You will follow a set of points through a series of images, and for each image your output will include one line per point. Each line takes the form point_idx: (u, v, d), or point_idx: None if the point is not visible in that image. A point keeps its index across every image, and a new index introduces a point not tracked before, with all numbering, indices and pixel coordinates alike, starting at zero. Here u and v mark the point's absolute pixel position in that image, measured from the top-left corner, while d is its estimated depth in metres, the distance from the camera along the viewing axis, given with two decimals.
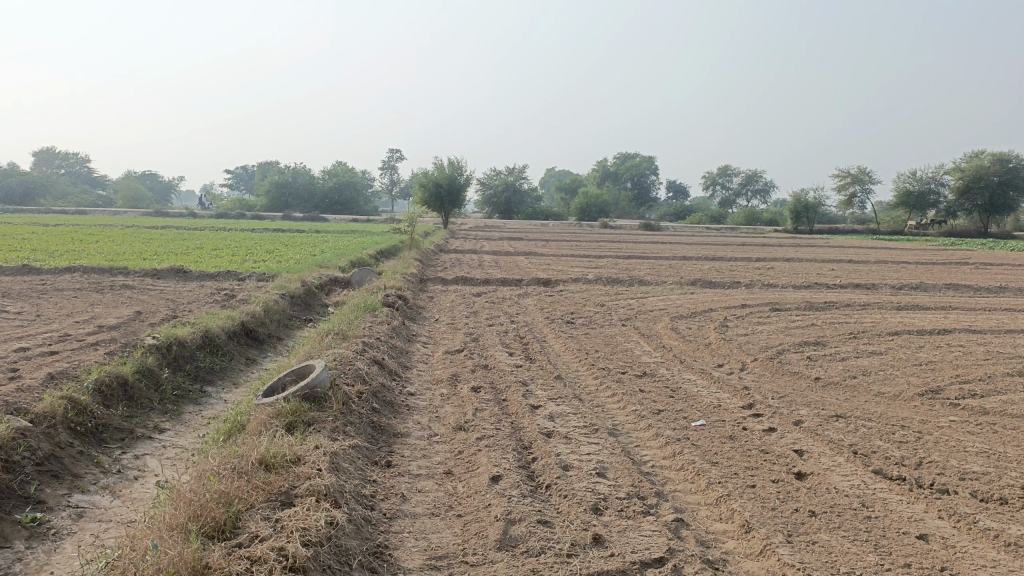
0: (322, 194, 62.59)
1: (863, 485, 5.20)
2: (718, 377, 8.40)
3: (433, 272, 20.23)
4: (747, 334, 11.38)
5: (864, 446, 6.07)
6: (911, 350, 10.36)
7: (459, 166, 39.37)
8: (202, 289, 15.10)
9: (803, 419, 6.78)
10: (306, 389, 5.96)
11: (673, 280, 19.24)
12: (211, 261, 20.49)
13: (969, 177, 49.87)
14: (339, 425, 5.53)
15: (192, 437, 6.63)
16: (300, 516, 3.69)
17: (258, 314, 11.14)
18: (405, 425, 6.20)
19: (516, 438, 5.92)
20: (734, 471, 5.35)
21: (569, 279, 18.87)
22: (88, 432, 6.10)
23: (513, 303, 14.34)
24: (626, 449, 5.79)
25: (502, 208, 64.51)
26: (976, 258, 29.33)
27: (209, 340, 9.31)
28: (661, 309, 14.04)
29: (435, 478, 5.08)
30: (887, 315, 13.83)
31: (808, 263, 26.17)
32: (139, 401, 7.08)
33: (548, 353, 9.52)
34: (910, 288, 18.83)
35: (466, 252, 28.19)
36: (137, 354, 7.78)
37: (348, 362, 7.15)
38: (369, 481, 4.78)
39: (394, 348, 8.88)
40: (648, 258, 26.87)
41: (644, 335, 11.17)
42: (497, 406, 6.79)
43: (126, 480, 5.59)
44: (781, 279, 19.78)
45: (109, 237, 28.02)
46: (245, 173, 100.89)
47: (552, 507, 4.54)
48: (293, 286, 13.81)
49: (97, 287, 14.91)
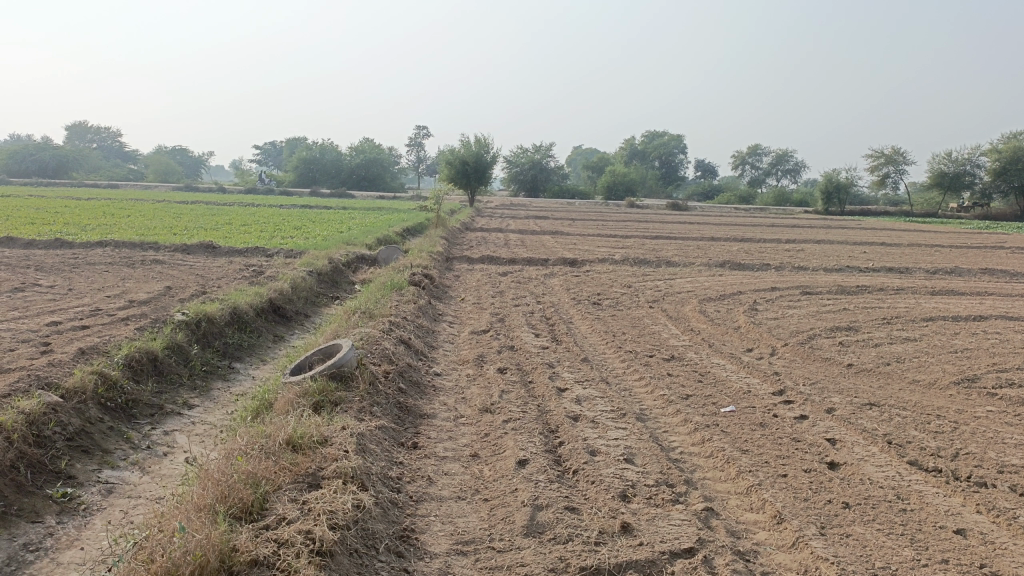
0: (349, 171, 62.72)
1: (898, 477, 5.09)
2: (747, 362, 8.28)
3: (459, 250, 20.20)
4: (777, 317, 11.21)
5: (899, 435, 5.94)
6: (946, 337, 10.14)
7: (486, 143, 39.16)
8: (231, 265, 15.20)
9: (835, 407, 6.65)
10: (333, 369, 5.95)
11: (701, 262, 19.04)
12: (239, 237, 20.61)
13: (1006, 158, 48.69)
14: (365, 406, 5.51)
15: (220, 414, 6.67)
16: (327, 499, 3.67)
17: (286, 291, 11.17)
18: (431, 406, 6.17)
19: (542, 421, 5.87)
20: (765, 459, 5.26)
21: (596, 259, 18.73)
22: (118, 408, 6.15)
23: (539, 283, 14.25)
24: (654, 435, 5.71)
25: (528, 186, 64.26)
26: (1012, 242, 28.68)
27: (237, 316, 9.36)
28: (689, 291, 13.89)
29: (461, 460, 5.06)
30: (920, 300, 13.56)
31: (839, 245, 25.76)
32: (168, 377, 7.13)
33: (575, 334, 9.44)
34: (944, 272, 18.45)
35: (493, 231, 28.11)
36: (166, 329, 7.83)
37: (375, 342, 7.13)
38: (395, 463, 4.76)
39: (420, 328, 8.85)
40: (676, 238, 26.57)
41: (672, 318, 11.05)
42: (524, 389, 6.75)
43: (155, 456, 5.64)
44: (811, 262, 19.47)
45: (140, 211, 28.38)
46: (273, 149, 101.39)
47: (579, 494, 4.49)
48: (320, 263, 13.84)
49: (128, 262, 15.07)
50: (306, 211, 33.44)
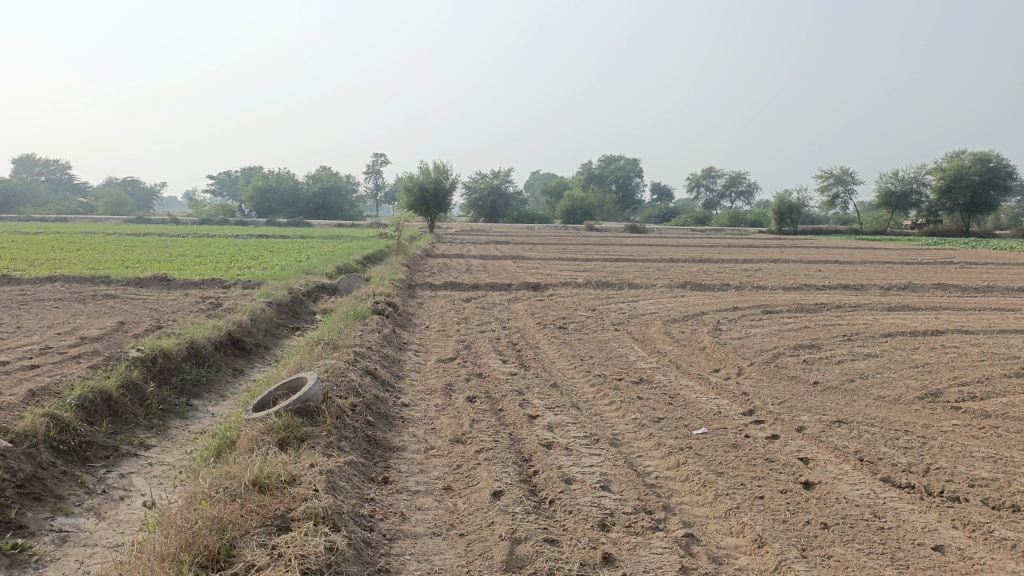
0: (306, 200, 62.19)
1: (873, 494, 5.09)
2: (716, 383, 8.28)
3: (421, 277, 20.05)
4: (741, 337, 11.27)
5: (870, 452, 5.96)
6: (906, 352, 10.30)
7: (444, 170, 39.16)
8: (187, 298, 14.85)
9: (805, 425, 6.66)
10: (298, 403, 5.78)
11: (663, 283, 19.17)
12: (194, 269, 20.18)
13: (950, 176, 50.26)
14: (333, 441, 5.35)
15: (180, 454, 6.43)
16: (298, 542, 3.52)
17: (245, 324, 10.92)
18: (401, 438, 6.03)
19: (515, 450, 5.76)
20: (741, 481, 5.21)
21: (559, 283, 18.74)
22: (72, 450, 5.89)
23: (503, 309, 14.17)
24: (629, 460, 5.64)
25: (487, 211, 64.38)
26: (960, 258, 29.46)
27: (195, 351, 9.09)
28: (653, 312, 13.94)
29: (434, 494, 4.92)
30: (878, 316, 13.79)
31: (796, 264, 26.21)
32: (124, 417, 6.87)
33: (542, 359, 9.37)
34: (899, 288, 18.84)
35: (454, 257, 28.01)
36: (121, 367, 7.56)
37: (340, 373, 6.97)
38: (366, 500, 4.61)
39: (385, 358, 8.69)
40: (636, 261, 26.76)
41: (638, 340, 11.05)
42: (495, 417, 6.64)
43: (112, 501, 5.40)
44: (769, 281, 19.73)
45: (91, 245, 27.69)
46: (227, 179, 100.13)
47: (558, 524, 4.39)
48: (280, 294, 13.58)
49: (78, 297, 14.62)
50: (262, 241, 32.98)
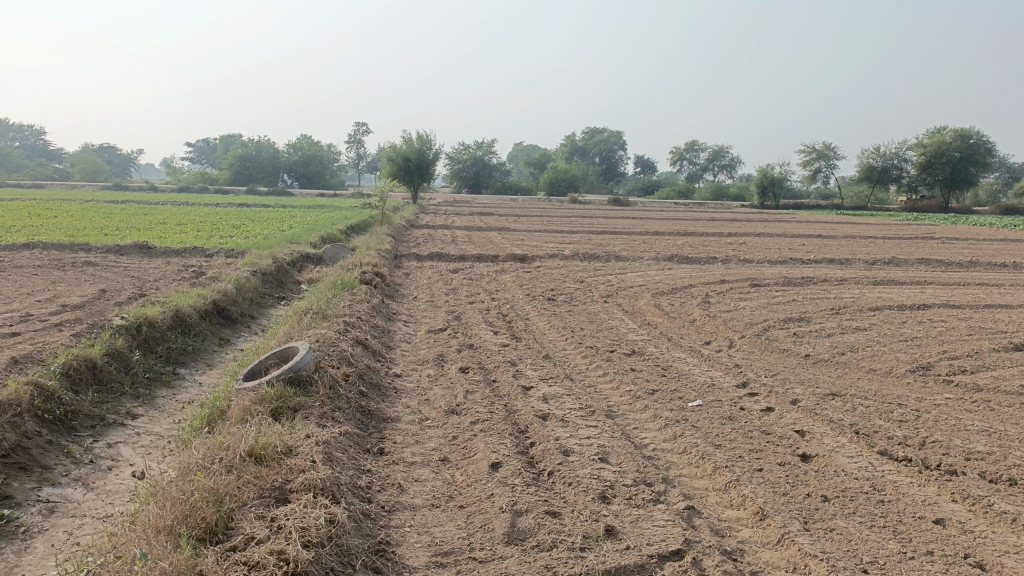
0: (287, 168, 61.53)
1: (870, 467, 5.09)
2: (708, 355, 8.25)
3: (406, 248, 19.86)
4: (730, 310, 11.24)
5: (865, 425, 5.95)
6: (894, 326, 10.33)
7: (428, 140, 38.75)
8: (169, 266, 14.60)
9: (799, 398, 6.64)
10: (290, 373, 5.67)
11: (650, 256, 19.11)
12: (175, 237, 19.85)
13: (931, 152, 50.45)
14: (327, 411, 5.25)
15: (167, 424, 6.32)
16: (297, 514, 3.43)
17: (230, 293, 10.73)
18: (394, 409, 5.94)
19: (511, 421, 5.69)
20: (739, 454, 5.17)
21: (546, 255, 18.63)
22: (56, 420, 5.75)
23: (491, 280, 14.07)
24: (626, 432, 5.60)
25: (470, 182, 63.88)
26: (941, 233, 29.61)
27: (180, 319, 8.92)
28: (641, 285, 13.88)
29: (431, 465, 4.85)
30: (865, 290, 13.81)
31: (780, 238, 26.24)
32: (109, 385, 6.72)
33: (533, 331, 9.29)
34: (883, 263, 18.90)
35: (438, 228, 27.79)
36: (106, 335, 7.39)
37: (332, 343, 6.85)
38: (362, 471, 4.52)
39: (375, 328, 8.58)
40: (622, 234, 26.67)
41: (628, 312, 11.00)
42: (488, 388, 6.56)
43: (100, 471, 5.28)
44: (756, 255, 19.74)
45: (67, 211, 27.23)
46: (206, 146, 98.71)
47: (558, 497, 4.33)
48: (264, 263, 13.38)
49: (58, 264, 14.33)
50: (243, 210, 32.50)
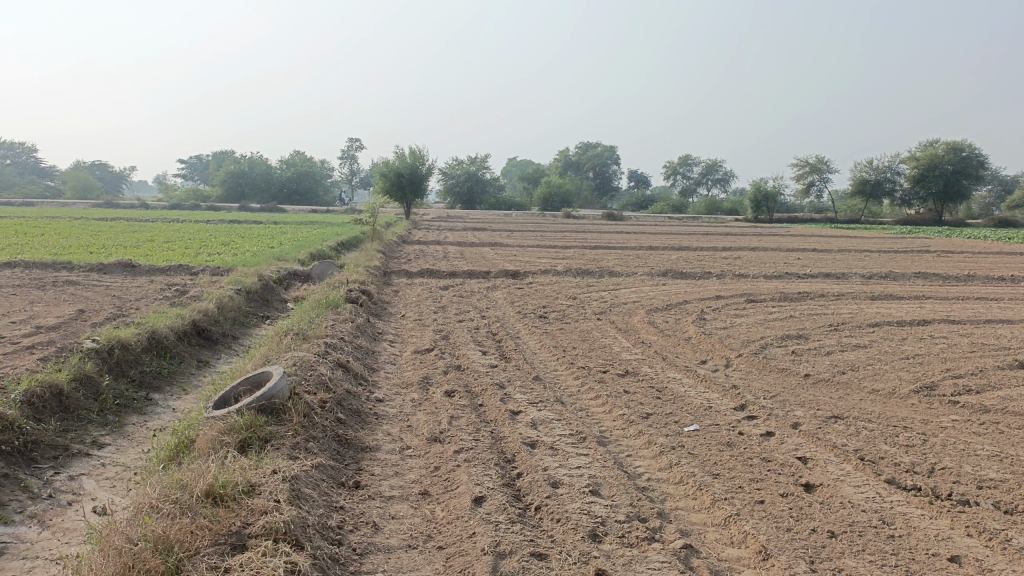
0: (280, 184, 61.31)
1: (878, 498, 4.79)
2: (704, 376, 7.95)
3: (396, 264, 19.59)
4: (726, 327, 10.94)
5: (871, 451, 5.65)
6: (894, 343, 10.05)
7: (421, 155, 38.54)
8: (152, 285, 14.27)
9: (801, 421, 6.33)
10: (262, 401, 5.36)
11: (644, 271, 18.84)
12: (161, 255, 19.53)
13: (924, 165, 50.50)
14: (300, 442, 4.94)
15: (135, 454, 5.97)
16: (254, 565, 3.12)
17: (211, 312, 10.41)
18: (374, 437, 5.62)
19: (497, 450, 5.38)
20: (738, 484, 4.86)
21: (538, 270, 18.36)
22: (15, 451, 5.41)
23: (482, 297, 13.76)
24: (618, 460, 5.29)
25: (463, 198, 63.72)
26: (935, 246, 29.43)
27: (156, 341, 8.60)
28: (635, 301, 13.59)
29: (410, 500, 4.53)
30: (863, 306, 13.55)
31: (775, 252, 26.04)
32: (76, 413, 6.39)
33: (523, 351, 8.99)
34: (880, 277, 18.65)
35: (431, 244, 27.50)
36: (74, 359, 7.05)
37: (310, 367, 6.53)
38: (335, 509, 4.20)
39: (359, 349, 8.26)
40: (615, 249, 26.42)
41: (622, 330, 10.70)
42: (475, 413, 6.25)
43: (58, 507, 4.94)
44: (751, 269, 19.49)
45: (54, 229, 26.88)
46: (199, 161, 98.52)
47: (545, 536, 4.02)
48: (249, 281, 13.06)
49: (38, 284, 13.99)
50: (234, 227, 32.12)
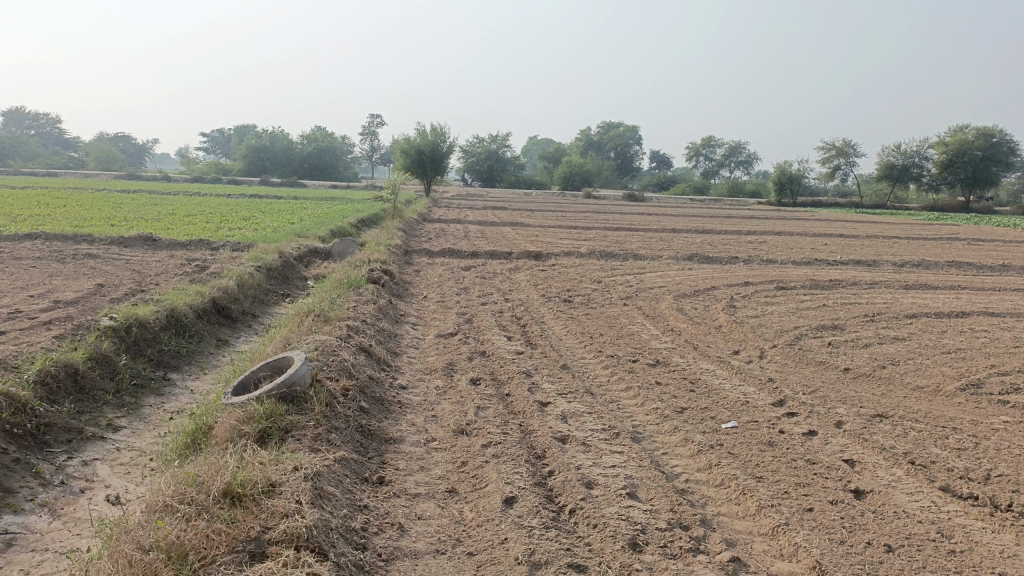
0: (300, 160, 61.08)
1: (933, 507, 4.49)
2: (738, 367, 7.63)
3: (417, 243, 19.33)
4: (758, 315, 10.60)
5: (921, 454, 5.34)
6: (934, 336, 9.66)
7: (442, 132, 38.14)
8: (172, 259, 14.14)
9: (844, 420, 6.02)
10: (283, 389, 5.13)
11: (669, 254, 18.45)
12: (182, 228, 19.42)
13: (953, 151, 49.34)
14: (322, 433, 4.73)
15: (151, 438, 5.79)
16: None
17: (231, 289, 10.21)
18: (397, 428, 5.39)
19: (527, 445, 5.12)
20: (784, 489, 4.58)
21: (562, 252, 18.02)
22: (27, 434, 5.22)
23: (504, 279, 13.48)
24: (654, 459, 5.02)
25: (483, 176, 63.32)
26: (965, 234, 28.64)
27: (175, 320, 8.41)
28: (662, 286, 13.26)
29: (437, 498, 4.29)
30: (898, 295, 13.11)
31: (801, 237, 25.52)
32: (91, 394, 6.21)
33: (549, 337, 8.72)
34: (912, 265, 18.17)
35: (451, 222, 27.19)
36: (90, 338, 6.87)
37: (332, 352, 6.29)
38: (358, 508, 3.97)
39: (381, 332, 8.01)
40: (637, 231, 25.99)
41: (650, 316, 10.40)
42: (502, 404, 5.99)
43: (70, 495, 4.76)
44: (778, 254, 19.05)
45: (77, 201, 26.86)
46: (220, 134, 98.64)
47: (583, 544, 3.76)
48: (269, 258, 12.86)
49: (58, 256, 13.87)
50: (255, 201, 31.94)
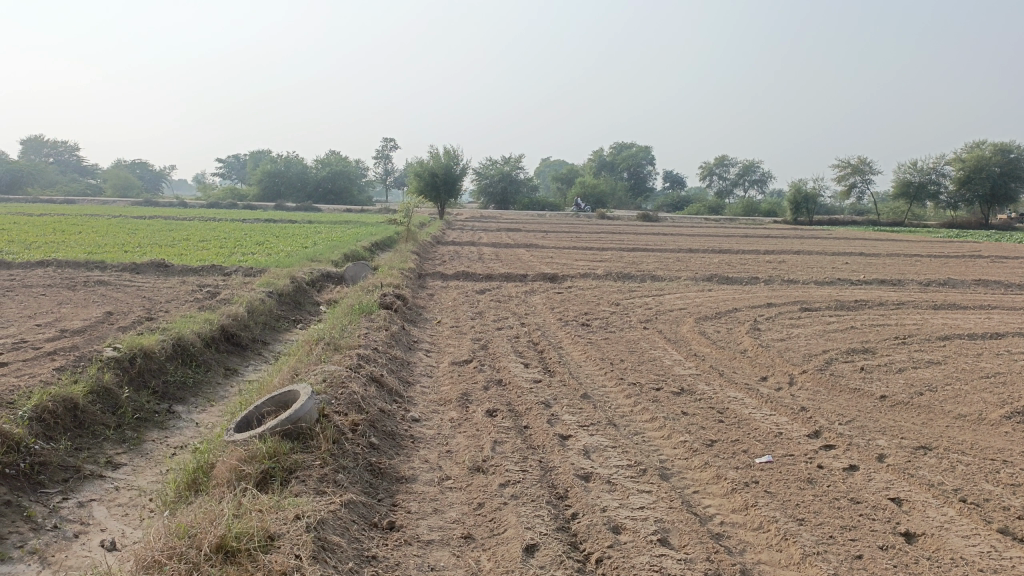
0: (315, 183, 61.23)
1: (994, 553, 4.11)
2: (768, 395, 7.25)
3: (431, 266, 19.10)
4: (784, 339, 10.22)
5: (973, 491, 4.95)
6: (971, 360, 9.23)
7: (456, 155, 38.09)
8: (183, 286, 13.95)
9: (886, 453, 5.63)
10: (287, 425, 4.85)
11: (688, 275, 18.08)
12: (195, 254, 19.27)
13: (970, 167, 48.71)
14: (329, 473, 4.43)
15: (151, 476, 5.49)
16: None
17: (241, 316, 9.96)
18: (410, 465, 5.07)
19: (547, 484, 4.79)
20: (828, 534, 4.21)
21: (578, 274, 17.71)
22: (20, 474, 4.93)
23: (519, 302, 13.18)
24: (685, 499, 4.67)
25: (497, 198, 63.27)
26: (988, 251, 28.05)
27: (181, 349, 8.15)
28: (681, 308, 12.91)
29: (452, 546, 3.95)
30: (927, 316, 12.67)
31: (821, 256, 25.08)
32: (91, 429, 5.94)
33: (568, 364, 8.38)
34: (938, 284, 17.71)
35: (465, 245, 26.98)
36: (92, 369, 6.61)
37: (341, 384, 5.99)
38: (366, 559, 3.65)
39: (393, 361, 7.72)
40: (654, 251, 25.64)
41: (671, 340, 10.04)
42: (521, 438, 5.65)
43: (63, 540, 4.46)
44: (799, 275, 18.63)
45: (93, 227, 26.88)
46: (237, 160, 99.53)
47: None
48: (281, 283, 12.62)
49: (68, 284, 13.71)
50: (270, 226, 31.79)
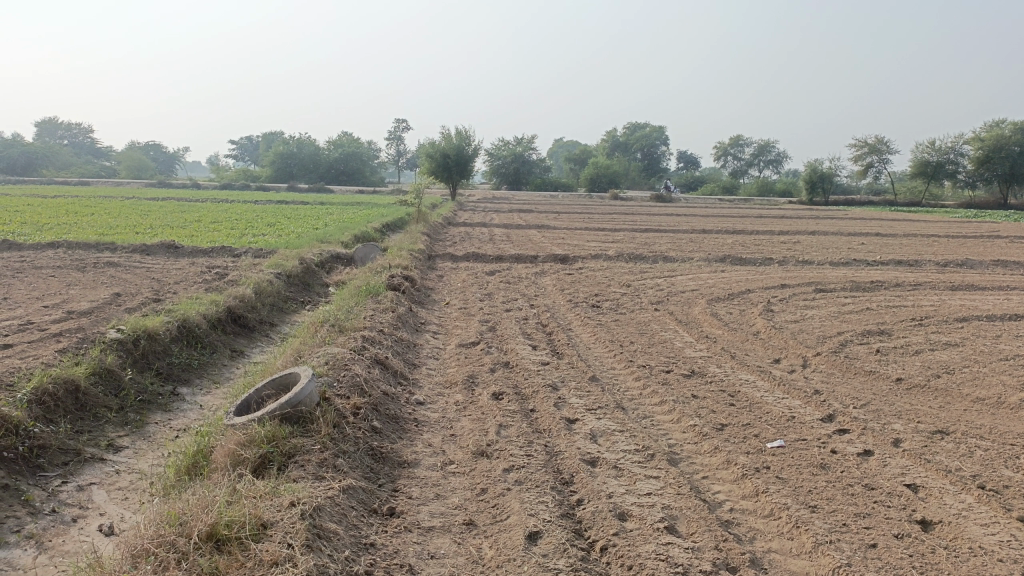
0: (327, 165, 61.18)
1: (1015, 542, 3.96)
2: (780, 378, 7.11)
3: (441, 247, 18.97)
4: (798, 320, 10.03)
5: (992, 478, 4.79)
6: (989, 342, 9.01)
7: (467, 135, 37.82)
8: (193, 267, 13.90)
9: (901, 438, 5.48)
10: (286, 408, 4.76)
11: (701, 256, 17.84)
12: (206, 235, 19.23)
13: (989, 146, 47.79)
14: (329, 458, 4.34)
15: (153, 460, 5.43)
16: None
17: (248, 298, 9.89)
18: (413, 450, 4.97)
19: (552, 469, 4.68)
20: (841, 521, 4.07)
21: (589, 255, 17.52)
22: (19, 458, 4.87)
23: (529, 283, 13.04)
24: (693, 485, 4.55)
25: (509, 179, 62.97)
26: (1007, 231, 27.51)
27: (187, 330, 8.08)
28: (693, 289, 12.72)
29: (453, 533, 3.86)
30: (945, 297, 12.41)
31: (837, 236, 24.71)
32: (92, 411, 5.88)
33: (576, 345, 8.26)
34: (955, 265, 17.40)
35: (476, 226, 26.81)
36: (95, 352, 6.55)
37: (344, 366, 5.89)
38: (364, 547, 3.56)
39: (398, 343, 7.61)
40: (666, 232, 25.34)
41: (682, 322, 9.89)
42: (527, 422, 5.54)
43: (62, 524, 4.40)
44: (815, 255, 18.35)
45: (106, 208, 26.89)
46: (250, 143, 99.58)
47: None
48: (290, 264, 12.53)
49: (78, 265, 13.70)
50: (281, 207, 31.75)
